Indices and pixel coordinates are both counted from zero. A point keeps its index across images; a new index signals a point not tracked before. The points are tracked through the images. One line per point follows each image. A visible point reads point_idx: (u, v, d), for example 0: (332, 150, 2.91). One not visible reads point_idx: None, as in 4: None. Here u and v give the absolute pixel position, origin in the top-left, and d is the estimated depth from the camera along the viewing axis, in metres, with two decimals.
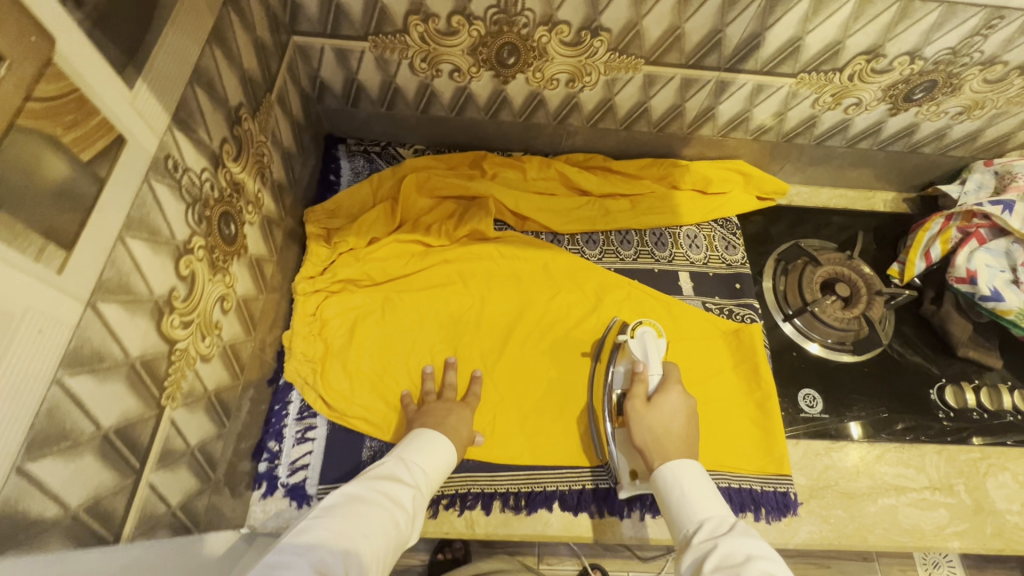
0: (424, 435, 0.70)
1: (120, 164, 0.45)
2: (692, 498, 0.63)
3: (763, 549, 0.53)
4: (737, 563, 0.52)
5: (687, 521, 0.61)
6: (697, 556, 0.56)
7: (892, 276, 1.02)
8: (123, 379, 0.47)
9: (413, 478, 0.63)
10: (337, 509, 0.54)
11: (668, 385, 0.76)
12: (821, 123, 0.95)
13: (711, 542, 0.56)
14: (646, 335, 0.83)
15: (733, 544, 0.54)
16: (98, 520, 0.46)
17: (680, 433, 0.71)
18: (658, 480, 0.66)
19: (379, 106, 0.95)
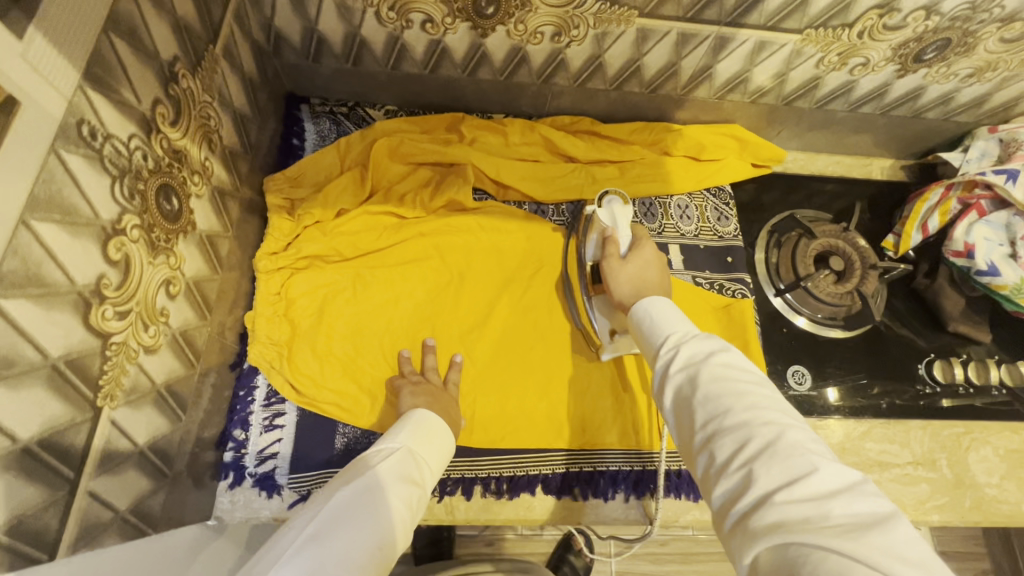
0: (426, 420, 0.63)
1: (12, 134, 0.37)
2: (657, 320, 0.57)
3: (725, 343, 0.50)
4: (702, 362, 0.48)
5: (655, 334, 0.56)
6: (659, 360, 0.52)
7: (887, 248, 0.98)
8: (45, 383, 0.42)
9: (420, 474, 0.57)
10: (346, 514, 0.48)
11: (640, 241, 0.74)
12: (824, 85, 0.89)
13: (676, 347, 0.52)
14: (613, 203, 0.77)
15: (699, 344, 0.51)
16: (25, 541, 0.41)
17: (657, 279, 0.69)
18: (632, 314, 0.61)
19: (344, 61, 0.85)
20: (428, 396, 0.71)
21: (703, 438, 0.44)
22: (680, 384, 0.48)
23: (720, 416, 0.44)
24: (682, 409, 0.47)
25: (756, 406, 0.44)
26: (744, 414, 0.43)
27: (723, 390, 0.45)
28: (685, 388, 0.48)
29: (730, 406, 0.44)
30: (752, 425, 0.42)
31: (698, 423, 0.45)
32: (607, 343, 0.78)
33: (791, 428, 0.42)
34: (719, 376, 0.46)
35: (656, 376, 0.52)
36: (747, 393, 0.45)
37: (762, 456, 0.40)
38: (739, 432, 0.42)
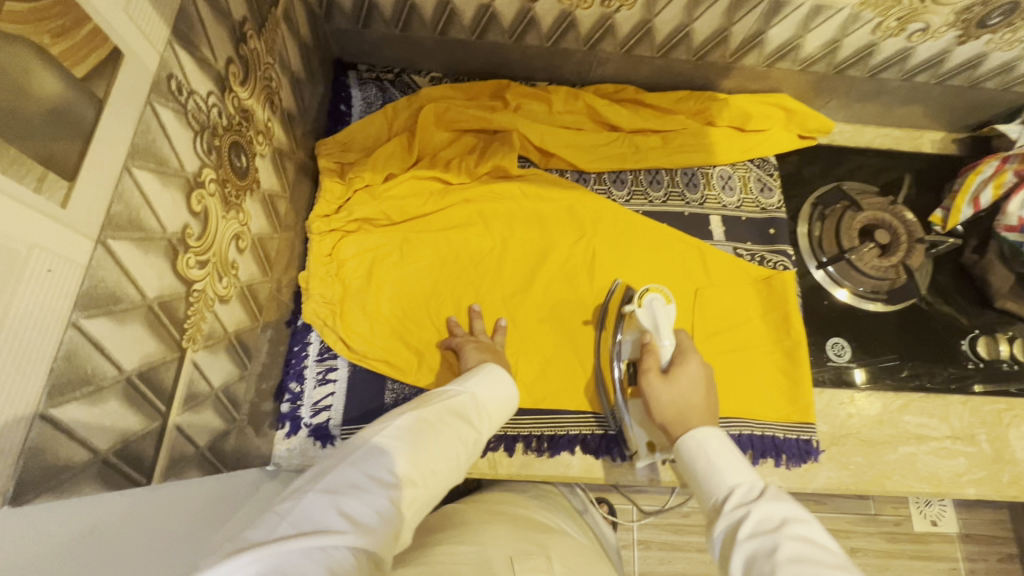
0: (490, 374, 0.65)
1: (118, 84, 0.40)
2: (718, 465, 0.55)
3: (804, 514, 0.46)
4: (774, 532, 0.44)
5: (715, 485, 0.53)
6: (725, 520, 0.49)
7: (934, 223, 0.96)
8: (142, 321, 0.45)
9: (479, 417, 0.59)
10: (412, 432, 0.49)
11: (684, 354, 0.72)
12: (879, 52, 0.86)
13: (744, 507, 0.48)
14: (654, 304, 0.78)
15: (768, 506, 0.47)
16: (128, 463, 0.44)
17: (702, 402, 0.66)
18: (683, 452, 0.59)
19: (393, 27, 0.86)
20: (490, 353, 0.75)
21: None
22: (749, 555, 0.44)
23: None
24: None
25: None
26: None
27: (801, 571, 0.40)
28: (756, 559, 0.43)
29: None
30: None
31: None
32: (644, 454, 0.76)
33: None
34: (796, 554, 0.41)
35: (722, 541, 0.48)
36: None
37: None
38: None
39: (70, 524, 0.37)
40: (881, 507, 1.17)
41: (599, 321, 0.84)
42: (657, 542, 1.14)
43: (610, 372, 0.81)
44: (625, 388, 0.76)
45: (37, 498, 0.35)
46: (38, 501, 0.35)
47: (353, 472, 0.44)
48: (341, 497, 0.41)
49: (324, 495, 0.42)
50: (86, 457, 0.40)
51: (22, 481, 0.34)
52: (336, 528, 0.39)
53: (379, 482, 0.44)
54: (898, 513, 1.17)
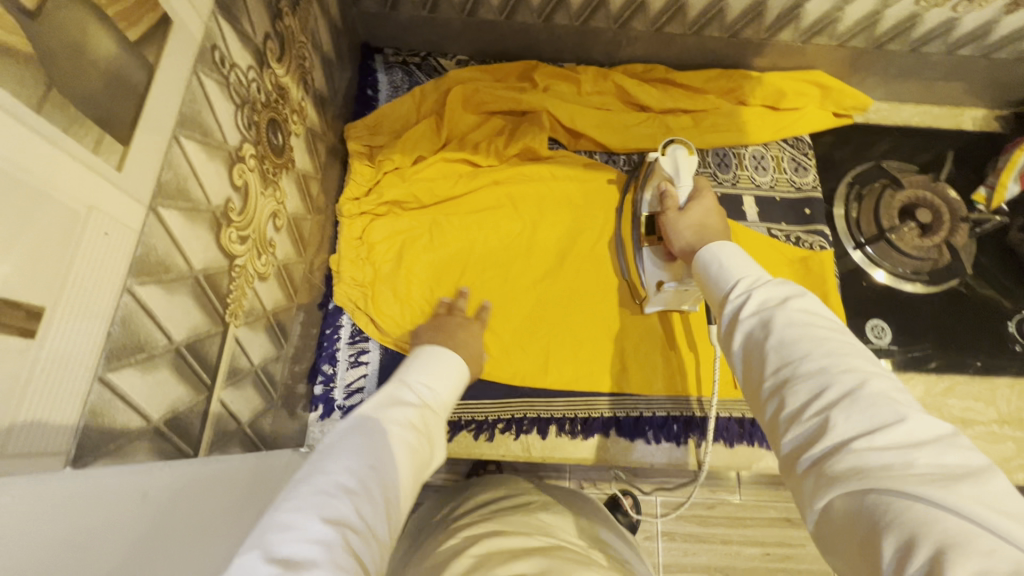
0: (422, 358, 0.61)
1: (167, 51, 0.40)
2: (725, 265, 0.48)
3: (802, 289, 0.41)
4: (774, 309, 0.40)
5: (719, 280, 0.47)
6: (724, 310, 0.44)
7: (977, 202, 0.92)
8: (189, 292, 0.45)
9: (420, 398, 0.54)
10: (339, 443, 0.44)
11: (702, 189, 0.67)
12: (921, 24, 0.84)
13: (745, 291, 0.43)
14: (679, 152, 0.70)
15: (770, 289, 0.42)
16: (178, 434, 0.45)
17: (720, 225, 0.62)
18: (698, 260, 0.51)
19: (421, 9, 0.86)
20: (441, 329, 0.71)
21: (771, 389, 0.36)
22: (750, 331, 0.40)
23: (796, 361, 0.36)
24: (751, 360, 0.39)
25: (838, 352, 0.35)
26: (825, 361, 0.35)
27: (802, 335, 0.37)
28: (754, 335, 0.39)
29: (807, 353, 0.36)
30: (833, 372, 0.34)
31: (769, 372, 0.37)
32: (654, 296, 0.75)
33: (878, 377, 0.34)
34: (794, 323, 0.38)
35: (721, 327, 0.43)
36: (830, 339, 0.36)
37: (843, 407, 0.32)
38: (817, 378, 0.34)
39: (128, 493, 0.36)
40: None
41: (625, 185, 0.84)
42: (682, 534, 1.10)
43: (629, 232, 0.83)
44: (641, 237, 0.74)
45: (97, 463, 0.35)
46: (96, 466, 0.35)
47: (280, 512, 0.36)
48: (267, 546, 0.33)
49: (255, 548, 0.33)
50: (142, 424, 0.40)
51: (82, 443, 0.34)
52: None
53: (312, 512, 0.36)
54: None
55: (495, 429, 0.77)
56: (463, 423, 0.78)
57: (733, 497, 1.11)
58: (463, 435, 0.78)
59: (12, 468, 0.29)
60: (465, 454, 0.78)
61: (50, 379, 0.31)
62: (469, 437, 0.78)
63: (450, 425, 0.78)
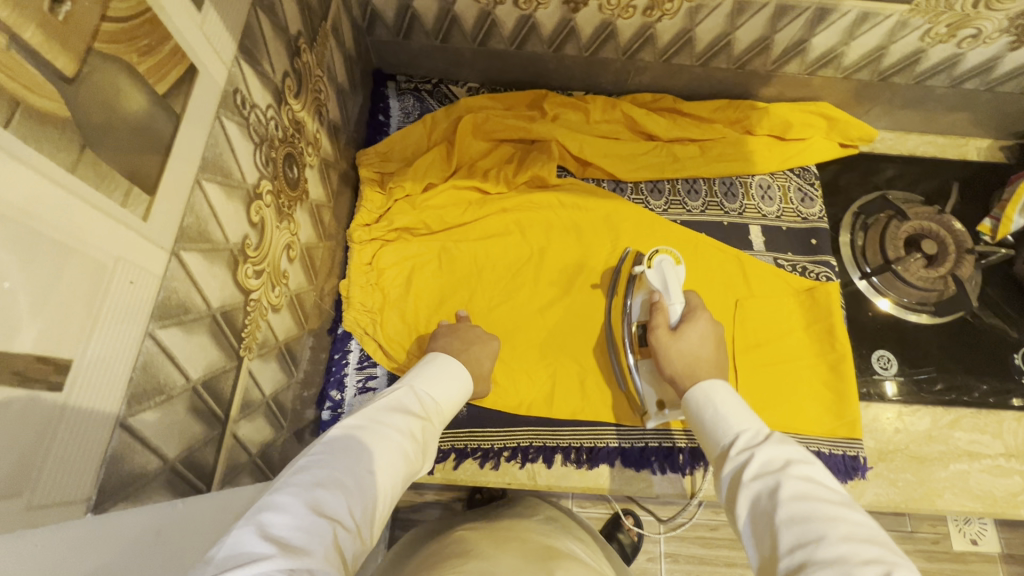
0: (433, 365, 0.63)
1: (193, 99, 0.41)
2: (725, 412, 0.52)
3: (810, 456, 0.44)
4: (781, 474, 0.42)
5: (721, 432, 0.51)
6: (731, 464, 0.47)
7: (982, 233, 0.93)
8: (206, 330, 0.45)
9: (425, 408, 0.56)
10: (343, 442, 0.46)
11: (694, 313, 0.71)
12: (927, 59, 0.85)
13: (749, 450, 0.47)
14: (664, 263, 0.75)
15: (775, 448, 0.45)
16: (192, 471, 0.45)
17: (712, 356, 0.66)
18: (688, 401, 0.57)
19: (434, 38, 0.87)
20: (459, 340, 0.73)
21: (791, 567, 0.37)
22: (758, 497, 0.42)
23: (811, 545, 0.37)
24: (763, 529, 0.41)
25: (852, 537, 0.37)
26: (843, 547, 0.36)
27: (811, 514, 0.39)
28: (763, 503, 0.42)
29: (823, 534, 0.37)
30: (850, 561, 0.35)
31: (784, 549, 0.38)
32: (653, 413, 0.74)
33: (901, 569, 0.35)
34: (805, 495, 0.40)
35: (727, 482, 0.46)
36: (840, 519, 0.38)
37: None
38: (835, 565, 0.35)
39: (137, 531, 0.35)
40: (917, 525, 1.13)
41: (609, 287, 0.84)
42: (685, 556, 1.09)
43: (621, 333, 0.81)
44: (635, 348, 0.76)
45: (115, 507, 0.36)
46: (114, 510, 0.36)
47: (280, 496, 0.40)
48: (265, 527, 0.37)
49: (249, 528, 0.37)
50: (160, 464, 0.41)
51: (102, 489, 0.35)
52: (262, 555, 0.34)
53: (305, 500, 0.39)
54: (937, 532, 1.13)
55: (500, 457, 0.77)
56: (469, 451, 0.78)
57: None
58: (469, 463, 0.78)
59: (38, 519, 0.30)
60: (469, 482, 0.78)
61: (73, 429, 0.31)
62: (475, 465, 0.78)
63: (455, 453, 0.78)
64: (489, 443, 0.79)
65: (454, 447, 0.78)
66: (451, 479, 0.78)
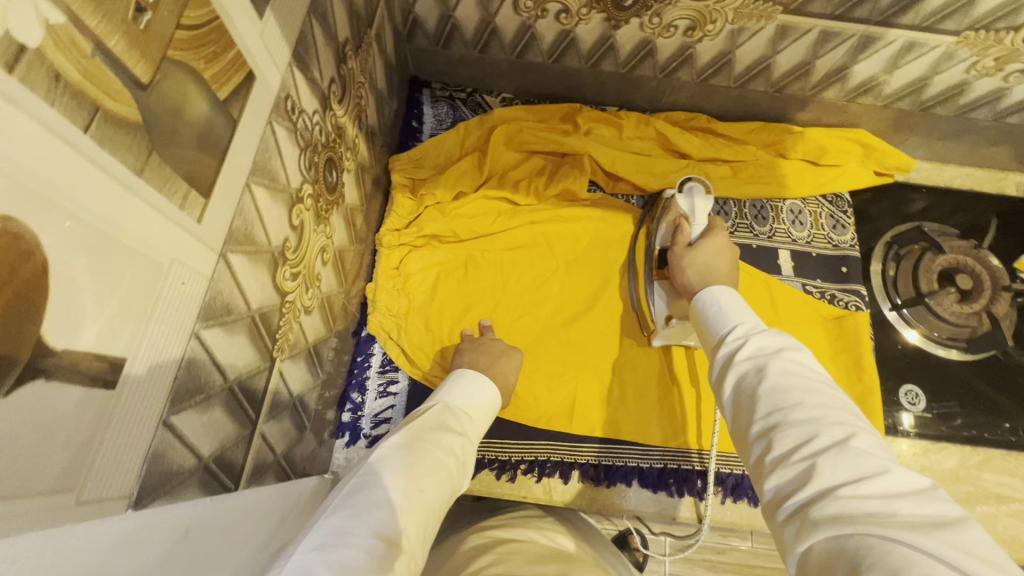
0: (465, 382, 0.64)
1: (249, 104, 0.41)
2: (729, 309, 0.53)
3: (797, 342, 0.46)
4: (772, 355, 0.44)
5: (720, 324, 0.52)
6: (724, 350, 0.48)
7: (1020, 270, 0.91)
8: (245, 331, 0.46)
9: (461, 424, 0.57)
10: (388, 463, 0.47)
11: (712, 231, 0.73)
12: (971, 91, 0.84)
13: (744, 338, 0.48)
14: (695, 189, 0.77)
15: (770, 336, 0.46)
16: (223, 470, 0.46)
17: (725, 267, 0.68)
18: (696, 302, 0.58)
19: (472, 48, 0.88)
20: (480, 356, 0.74)
21: (763, 428, 0.40)
22: (745, 374, 0.44)
23: (785, 410, 0.39)
24: (745, 402, 0.43)
25: (826, 405, 0.39)
26: (816, 411, 0.38)
27: (792, 385, 0.41)
28: (748, 379, 0.44)
29: (799, 402, 0.39)
30: (821, 422, 0.38)
31: (760, 414, 0.41)
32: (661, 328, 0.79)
33: (866, 433, 0.37)
34: (790, 372, 0.42)
35: (718, 366, 0.48)
36: (819, 391, 0.40)
37: (829, 452, 0.35)
38: (806, 425, 0.38)
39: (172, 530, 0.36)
40: None
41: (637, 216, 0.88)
42: None
43: (642, 261, 0.86)
44: (653, 270, 0.81)
45: (153, 503, 0.37)
46: (152, 507, 0.36)
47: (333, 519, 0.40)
48: (326, 549, 0.37)
49: (312, 553, 0.37)
50: (194, 464, 0.41)
51: (143, 486, 0.35)
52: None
53: (363, 523, 0.40)
54: None
55: (517, 470, 0.77)
56: (486, 461, 0.78)
57: (746, 546, 1.09)
58: (486, 473, 0.78)
59: (85, 514, 0.30)
60: (484, 494, 0.77)
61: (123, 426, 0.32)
62: (491, 476, 0.77)
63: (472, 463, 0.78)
64: (507, 455, 0.78)
65: None
66: (467, 489, 0.77)
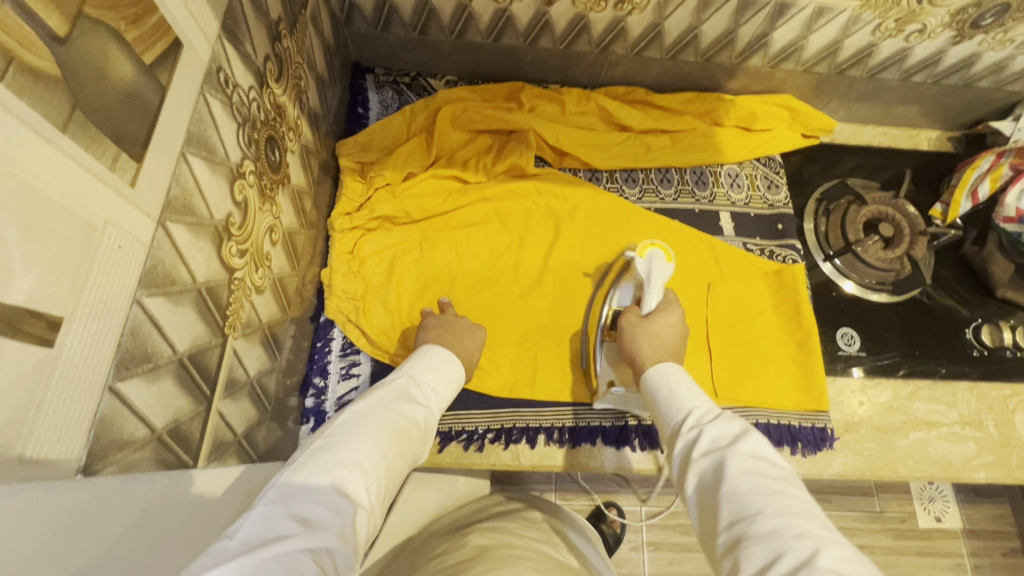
0: (433, 355, 0.64)
1: (177, 71, 0.41)
2: (679, 392, 0.55)
3: (751, 430, 0.48)
4: (727, 451, 0.46)
5: (672, 410, 0.54)
6: (681, 443, 0.50)
7: (934, 217, 1.00)
8: (192, 304, 0.46)
9: (426, 396, 0.58)
10: (352, 425, 0.47)
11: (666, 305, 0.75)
12: (879, 52, 0.91)
13: (696, 428, 0.50)
14: (654, 258, 0.77)
15: (721, 427, 0.48)
16: (180, 443, 0.45)
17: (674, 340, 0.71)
18: (646, 380, 0.60)
19: (411, 31, 0.89)
20: (447, 331, 0.74)
21: (728, 540, 0.41)
22: (705, 473, 0.46)
23: (746, 521, 0.41)
24: (709, 508, 0.44)
25: (787, 511, 0.40)
26: (776, 521, 0.40)
27: (753, 489, 0.42)
28: (709, 478, 0.45)
29: (759, 510, 0.41)
30: (783, 535, 0.39)
31: (722, 525, 0.42)
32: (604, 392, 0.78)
33: (830, 543, 0.38)
34: (746, 471, 0.44)
35: (678, 459, 0.49)
36: (778, 494, 0.41)
37: (796, 574, 0.36)
38: (768, 541, 0.39)
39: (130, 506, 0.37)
40: (886, 504, 1.18)
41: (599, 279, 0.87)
42: (666, 543, 1.11)
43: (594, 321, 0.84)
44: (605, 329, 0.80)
45: (105, 470, 0.36)
46: (105, 474, 0.36)
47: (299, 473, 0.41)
48: (289, 504, 0.38)
49: (274, 505, 0.38)
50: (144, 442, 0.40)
51: (93, 451, 0.35)
52: (287, 535, 0.36)
53: (326, 482, 0.41)
54: (903, 510, 1.19)
55: (484, 439, 0.78)
56: (454, 434, 0.79)
57: None
58: (454, 446, 0.79)
59: (32, 473, 0.30)
60: (454, 465, 0.79)
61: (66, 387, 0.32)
62: (459, 448, 0.79)
63: (440, 436, 0.79)
64: (473, 425, 0.80)
65: (439, 431, 0.79)
66: (437, 462, 0.78)
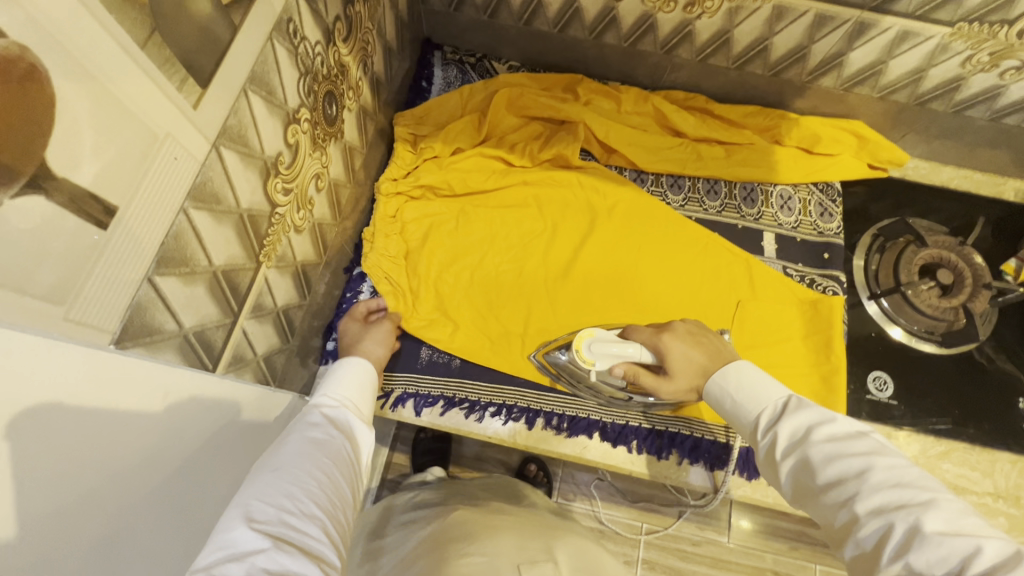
0: (342, 370, 0.64)
1: (251, 15, 0.46)
2: (742, 395, 0.54)
3: (827, 413, 0.47)
4: (807, 445, 0.46)
5: (741, 411, 0.53)
6: (763, 444, 0.50)
7: (1005, 273, 0.92)
8: (232, 226, 0.51)
9: (333, 405, 0.57)
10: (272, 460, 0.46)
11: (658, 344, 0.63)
12: (967, 87, 0.85)
13: (772, 428, 0.49)
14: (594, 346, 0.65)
15: (797, 419, 0.48)
16: (202, 346, 0.51)
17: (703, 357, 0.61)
18: (707, 394, 0.58)
19: (482, 13, 0.92)
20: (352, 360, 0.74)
21: (844, 525, 0.41)
22: (794, 471, 0.46)
23: (853, 502, 0.41)
24: (813, 503, 0.44)
25: (887, 484, 0.40)
26: (877, 497, 0.40)
27: (843, 474, 0.42)
28: (801, 476, 0.45)
29: (856, 491, 0.41)
30: (888, 509, 0.39)
31: (834, 512, 0.42)
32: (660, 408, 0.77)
33: (934, 505, 0.38)
34: (833, 459, 0.43)
35: (763, 457, 0.50)
36: (871, 471, 0.41)
37: (909, 548, 0.36)
38: (877, 517, 0.39)
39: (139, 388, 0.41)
40: None
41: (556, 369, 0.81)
42: (663, 566, 1.08)
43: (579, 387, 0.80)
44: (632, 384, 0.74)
45: (133, 347, 0.41)
46: (133, 348, 0.41)
47: (229, 531, 0.37)
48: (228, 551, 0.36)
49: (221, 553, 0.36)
50: (178, 455, 0.45)
51: (125, 328, 0.40)
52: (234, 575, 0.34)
53: (255, 515, 0.39)
54: None
55: (484, 411, 0.81)
56: (457, 400, 0.82)
57: (721, 539, 1.10)
58: (455, 412, 0.82)
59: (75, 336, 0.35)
60: (452, 430, 0.82)
61: (88, 449, 0.36)
62: (460, 415, 0.82)
63: (443, 401, 0.82)
64: (477, 396, 0.82)
65: (443, 395, 0.82)
66: (436, 424, 0.82)
